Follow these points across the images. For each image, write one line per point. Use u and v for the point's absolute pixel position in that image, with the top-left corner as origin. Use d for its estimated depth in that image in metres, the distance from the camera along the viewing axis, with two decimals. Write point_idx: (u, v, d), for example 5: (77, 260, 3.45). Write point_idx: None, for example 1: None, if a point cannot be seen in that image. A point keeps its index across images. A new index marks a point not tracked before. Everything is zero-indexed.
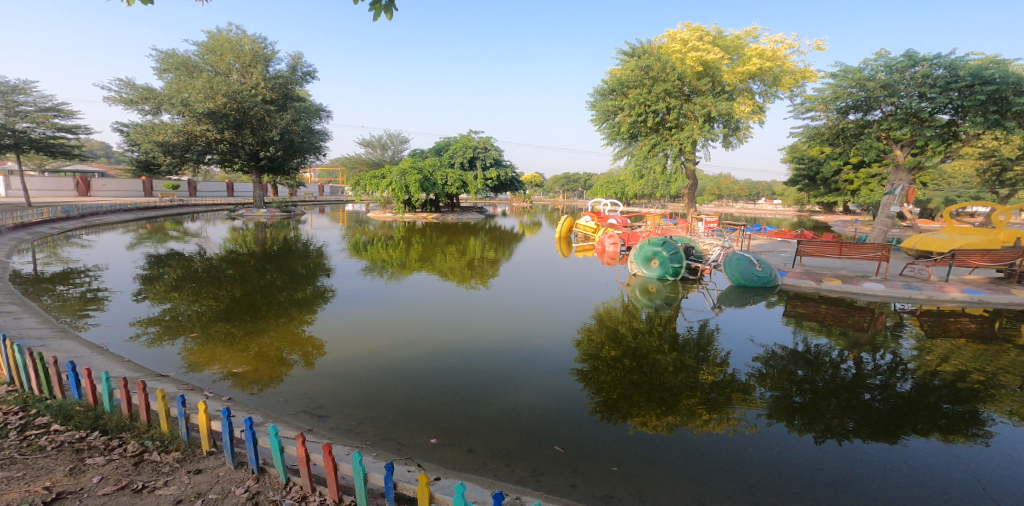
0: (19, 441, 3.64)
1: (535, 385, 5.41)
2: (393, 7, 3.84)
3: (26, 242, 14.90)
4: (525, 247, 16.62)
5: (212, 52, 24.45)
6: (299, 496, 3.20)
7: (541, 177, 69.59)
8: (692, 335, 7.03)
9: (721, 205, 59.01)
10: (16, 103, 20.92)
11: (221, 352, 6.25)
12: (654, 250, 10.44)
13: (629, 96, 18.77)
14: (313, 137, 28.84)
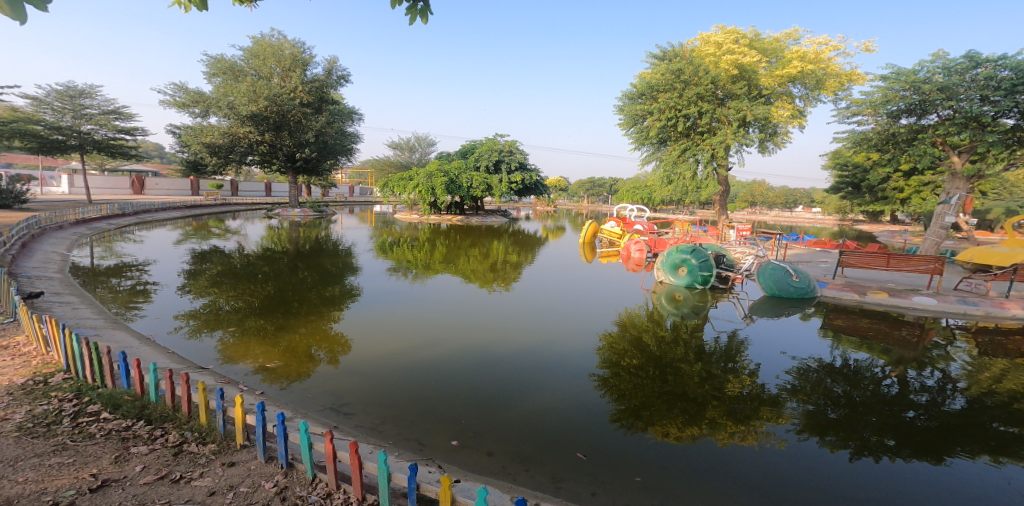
0: (70, 428, 3.78)
1: (556, 391, 5.36)
2: (428, 10, 3.50)
3: (81, 235, 15.61)
4: (550, 251, 16.55)
5: (255, 56, 25.26)
6: (325, 493, 3.25)
7: (567, 181, 69.26)
8: (721, 345, 6.85)
9: (754, 212, 57.41)
10: (82, 106, 21.97)
11: (254, 346, 6.41)
12: (682, 257, 10.26)
13: (659, 100, 18.55)
14: (346, 139, 29.42)
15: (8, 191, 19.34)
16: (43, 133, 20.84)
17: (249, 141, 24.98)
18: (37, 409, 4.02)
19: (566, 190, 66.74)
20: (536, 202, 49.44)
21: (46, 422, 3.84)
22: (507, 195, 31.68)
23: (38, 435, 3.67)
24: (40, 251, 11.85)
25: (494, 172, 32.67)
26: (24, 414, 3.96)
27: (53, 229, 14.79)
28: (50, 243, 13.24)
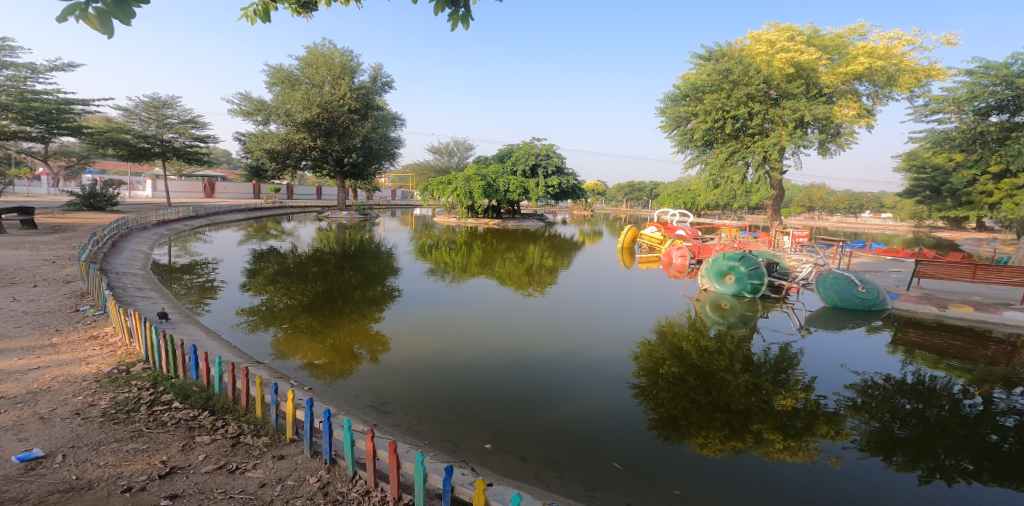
0: (145, 416, 4.01)
1: (591, 397, 5.28)
2: (469, 16, 3.50)
3: (160, 234, 16.64)
4: (587, 255, 16.44)
5: (308, 65, 26.16)
6: (363, 490, 3.30)
7: (605, 185, 68.39)
8: (771, 357, 6.60)
9: (812, 217, 54.65)
10: (165, 116, 23.77)
11: (303, 342, 6.63)
12: (729, 265, 9.92)
13: (705, 101, 18.08)
14: (388, 143, 30.10)
15: (102, 194, 20.89)
16: (132, 142, 22.16)
17: (300, 147, 25.95)
18: (119, 397, 4.29)
19: (604, 193, 65.91)
20: (573, 206, 48.92)
21: (124, 409, 4.09)
22: (543, 199, 31.60)
23: (119, 421, 3.90)
24: (127, 248, 12.72)
25: (530, 176, 32.66)
26: (106, 400, 4.22)
27: (137, 228, 15.86)
28: (136, 241, 14.20)
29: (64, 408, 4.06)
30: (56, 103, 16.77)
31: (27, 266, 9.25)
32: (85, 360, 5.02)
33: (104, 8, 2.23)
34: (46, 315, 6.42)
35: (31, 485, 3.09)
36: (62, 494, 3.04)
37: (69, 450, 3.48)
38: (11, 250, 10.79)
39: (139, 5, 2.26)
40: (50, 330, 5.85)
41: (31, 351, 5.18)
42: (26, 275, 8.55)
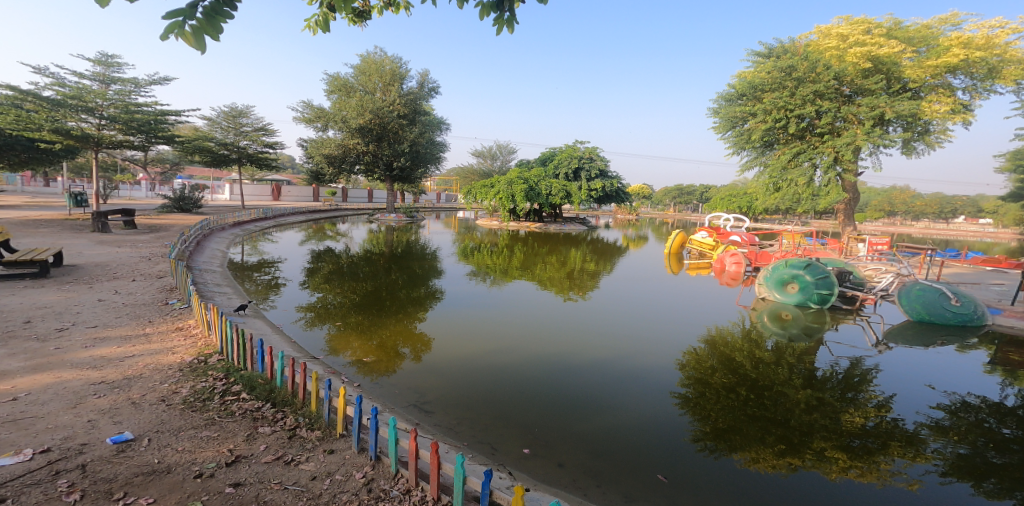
0: (218, 405, 4.23)
1: (633, 406, 5.16)
2: (513, 21, 3.51)
3: (236, 234, 17.69)
4: (632, 260, 16.13)
5: (361, 73, 27.03)
6: (404, 489, 3.34)
7: (652, 188, 66.96)
8: (839, 372, 6.22)
9: (891, 223, 50.63)
10: (241, 124, 25.82)
11: (353, 339, 6.85)
12: (793, 272, 9.42)
13: (765, 101, 17.29)
14: (435, 147, 30.63)
15: (190, 198, 22.35)
16: (215, 149, 23.52)
17: (354, 152, 26.85)
18: (197, 385, 4.54)
19: (651, 196, 64.55)
20: (617, 209, 48.16)
21: (200, 398, 4.32)
22: (585, 203, 31.26)
23: (196, 409, 4.14)
24: (208, 247, 13.60)
25: (573, 179, 32.46)
26: (186, 388, 4.48)
27: (216, 228, 16.94)
28: (216, 240, 15.17)
29: (151, 394, 4.34)
30: (154, 113, 17.30)
31: (127, 262, 10.04)
32: (171, 350, 5.35)
33: (196, 26, 2.51)
34: (141, 307, 6.91)
35: (119, 467, 3.31)
36: (145, 476, 3.25)
37: (153, 435, 3.71)
38: (114, 247, 11.76)
39: (225, 20, 2.59)
40: (143, 320, 6.29)
41: (128, 340, 5.59)
42: (126, 270, 9.27)
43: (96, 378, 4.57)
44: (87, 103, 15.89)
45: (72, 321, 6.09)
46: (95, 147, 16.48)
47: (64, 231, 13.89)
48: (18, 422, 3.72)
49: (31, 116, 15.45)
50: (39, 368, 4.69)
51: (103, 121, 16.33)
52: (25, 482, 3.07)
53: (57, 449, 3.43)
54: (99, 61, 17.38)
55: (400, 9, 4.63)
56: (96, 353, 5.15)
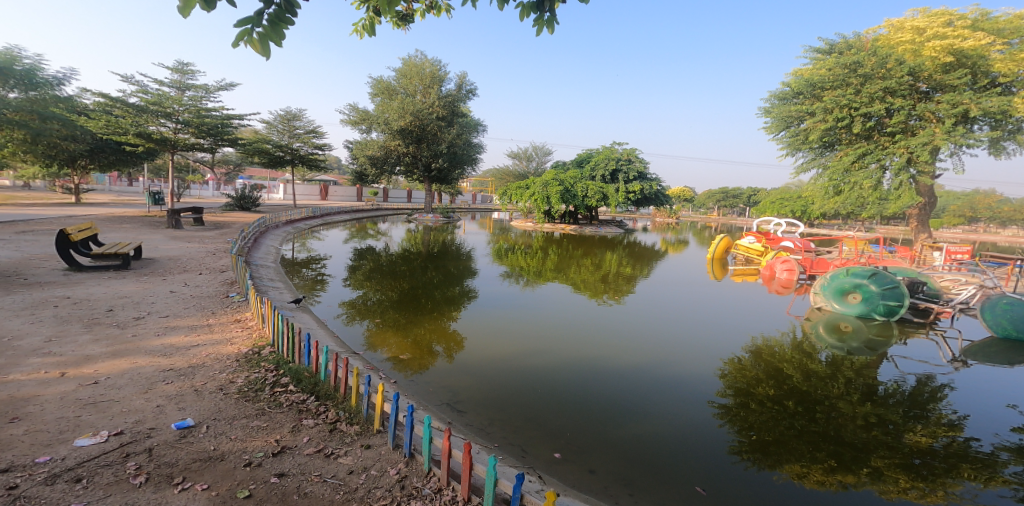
0: (268, 396, 4.39)
1: (668, 414, 5.03)
2: (555, 22, 3.50)
3: (288, 231, 18.42)
4: (671, 265, 15.80)
5: (403, 76, 27.63)
6: (436, 487, 3.37)
7: (693, 190, 65.25)
8: (904, 389, 5.86)
9: (969, 230, 46.72)
10: (295, 127, 26.97)
11: (390, 336, 6.98)
12: (855, 282, 8.91)
13: (825, 99, 16.52)
14: (472, 149, 30.81)
15: (249, 197, 23.47)
16: (271, 150, 24.47)
17: (395, 154, 27.48)
18: (251, 376, 4.73)
19: (692, 199, 62.93)
20: (656, 212, 47.17)
21: (253, 388, 4.50)
22: (623, 206, 30.72)
23: (249, 399, 4.31)
24: (264, 243, 14.23)
25: (609, 181, 32.01)
26: (241, 378, 4.68)
27: (271, 225, 17.72)
28: (271, 237, 15.85)
29: (211, 382, 4.56)
30: (221, 117, 18.06)
31: (195, 256, 10.63)
32: (229, 341, 5.60)
33: (264, 32, 2.69)
34: (206, 298, 7.27)
35: (180, 452, 3.49)
36: (201, 463, 3.40)
37: (211, 423, 3.89)
38: (185, 242, 12.50)
39: (288, 27, 2.71)
40: (207, 311, 6.62)
41: (194, 330, 5.90)
42: (195, 263, 9.81)
43: (166, 365, 4.84)
44: (166, 109, 16.95)
45: (146, 310, 6.49)
46: (172, 149, 17.58)
47: (143, 226, 14.91)
48: (97, 404, 3.99)
49: (119, 121, 16.71)
50: (118, 354, 5.01)
51: (180, 126, 17.37)
52: (99, 462, 3.27)
53: (128, 432, 3.64)
54: (176, 68, 18.42)
55: (441, 11, 4.69)
56: (167, 341, 5.46)
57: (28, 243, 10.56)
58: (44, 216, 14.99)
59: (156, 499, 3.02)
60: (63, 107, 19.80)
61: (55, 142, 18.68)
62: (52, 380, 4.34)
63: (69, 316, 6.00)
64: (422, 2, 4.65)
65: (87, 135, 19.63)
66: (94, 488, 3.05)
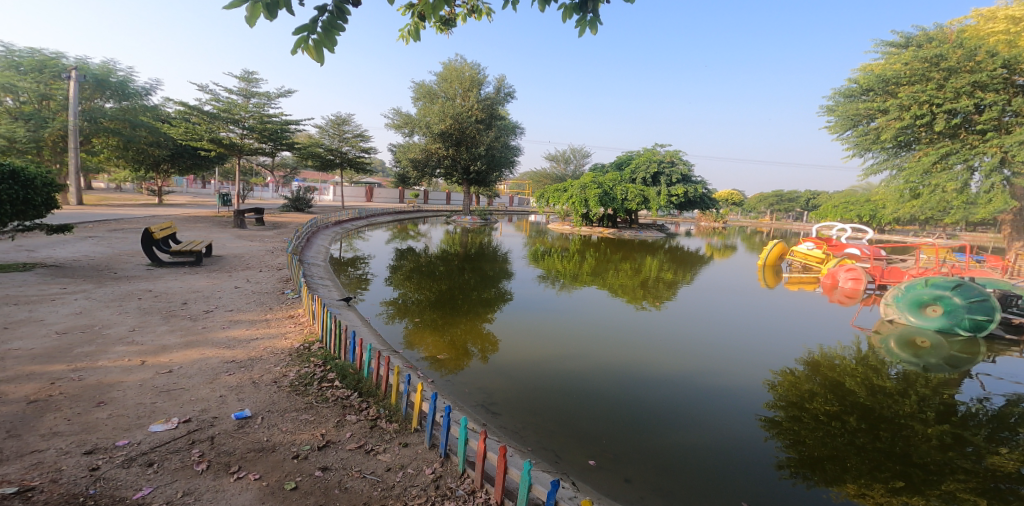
0: (316, 390, 4.54)
1: (710, 425, 4.88)
2: (597, 21, 3.47)
3: (336, 231, 19.07)
4: (717, 271, 15.30)
5: (443, 80, 28.09)
6: (470, 489, 3.39)
7: (743, 194, 62.89)
8: (987, 411, 5.43)
9: None
10: (343, 132, 28.05)
11: (428, 335, 7.10)
12: (936, 293, 8.31)
13: (900, 96, 15.76)
14: (509, 151, 31.01)
15: (304, 199, 24.50)
16: (323, 154, 25.41)
17: (436, 157, 27.92)
18: (301, 371, 4.91)
19: (742, 203, 60.66)
20: (701, 216, 45.78)
21: (303, 382, 4.67)
22: (665, 209, 29.92)
23: (299, 393, 4.48)
24: (316, 242, 14.80)
25: (650, 184, 31.33)
26: (293, 372, 4.87)
27: (322, 226, 18.41)
28: (323, 237, 16.48)
29: (267, 375, 4.76)
30: (281, 123, 18.85)
31: (256, 254, 11.16)
32: (284, 336, 5.85)
33: (318, 39, 2.80)
34: (265, 294, 7.62)
35: (236, 441, 3.65)
36: (255, 453, 3.56)
37: (265, 414, 4.06)
38: (248, 241, 13.19)
39: (340, 33, 2.81)
40: (266, 307, 6.93)
41: (253, 324, 6.18)
42: (256, 261, 10.30)
43: (230, 357, 5.10)
44: (234, 116, 17.99)
45: (214, 304, 6.86)
46: (238, 154, 18.61)
47: (212, 225, 15.87)
48: (170, 392, 4.24)
49: (195, 127, 17.92)
50: (189, 344, 5.32)
51: (245, 132, 18.34)
52: (168, 448, 3.47)
53: (195, 420, 3.86)
54: (243, 77, 19.46)
55: (482, 15, 4.76)
56: (231, 334, 5.76)
57: (114, 239, 11.47)
58: (129, 215, 16.27)
59: (214, 486, 3.18)
60: (148, 116, 21.48)
61: (141, 148, 20.29)
62: (133, 367, 4.65)
63: (148, 307, 6.43)
64: (464, 7, 4.73)
65: (169, 141, 21.21)
66: (163, 472, 3.24)
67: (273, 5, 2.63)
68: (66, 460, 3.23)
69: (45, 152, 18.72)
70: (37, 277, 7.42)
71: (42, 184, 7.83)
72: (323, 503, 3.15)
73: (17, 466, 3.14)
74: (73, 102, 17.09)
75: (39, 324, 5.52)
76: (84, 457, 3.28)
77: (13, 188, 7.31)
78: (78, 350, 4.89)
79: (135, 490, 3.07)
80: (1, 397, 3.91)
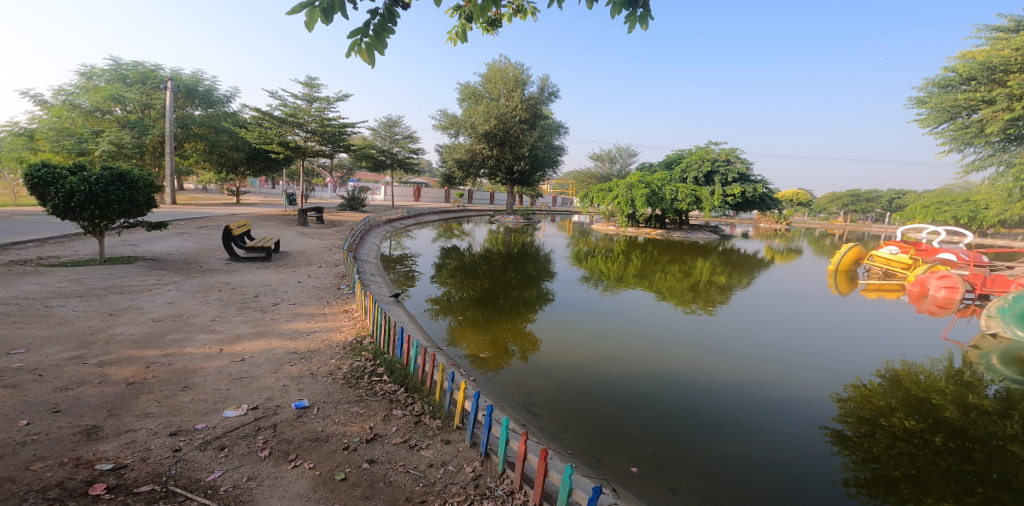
0: (366, 384, 4.68)
1: (766, 437, 4.63)
2: (647, 16, 3.37)
3: (387, 230, 19.63)
4: (776, 275, 14.50)
5: (488, 80, 28.27)
6: (509, 490, 3.39)
7: (809, 194, 59.38)
8: None
9: None
10: (394, 134, 29.02)
11: (470, 333, 7.17)
12: None
13: (1010, 84, 14.43)
14: (554, 151, 30.83)
15: (358, 199, 25.42)
16: (375, 155, 26.26)
17: (480, 157, 28.07)
18: (353, 364, 5.08)
19: (809, 203, 57.21)
20: (760, 216, 43.61)
21: (355, 375, 4.82)
22: (718, 210, 28.71)
23: (351, 385, 4.63)
24: (368, 240, 15.32)
25: (703, 183, 30.21)
26: (346, 365, 5.04)
27: (373, 224, 19.02)
28: (375, 235, 17.04)
29: (324, 367, 4.96)
30: (340, 126, 19.63)
31: (317, 251, 11.68)
32: (338, 329, 6.08)
33: (370, 42, 2.88)
34: (323, 289, 7.95)
35: (293, 431, 3.81)
36: (311, 443, 3.70)
37: (321, 405, 4.22)
38: (310, 238, 13.83)
39: (391, 35, 2.87)
40: (325, 301, 7.23)
41: (313, 317, 6.46)
42: (317, 258, 10.78)
43: (293, 348, 5.36)
44: (299, 120, 18.85)
45: (280, 297, 7.23)
46: (302, 156, 19.55)
47: (279, 223, 16.76)
48: (242, 379, 4.51)
49: (267, 131, 19.02)
50: (260, 334, 5.64)
51: (309, 135, 19.25)
52: (237, 434, 3.68)
53: (262, 407, 4.07)
54: (306, 83, 20.41)
55: (527, 14, 4.73)
56: (294, 326, 6.06)
57: (195, 235, 12.36)
58: (209, 213, 17.50)
59: (274, 472, 3.33)
60: (229, 122, 23.05)
61: (222, 151, 21.80)
62: (213, 354, 4.98)
63: (227, 299, 6.87)
64: (509, 7, 4.71)
65: (245, 144, 22.66)
66: (231, 457, 3.44)
67: (329, 10, 2.73)
68: (153, 440, 3.50)
69: (145, 156, 20.51)
70: (136, 269, 8.12)
71: (144, 185, 8.46)
72: (370, 495, 3.23)
73: (114, 443, 3.43)
74: (169, 110, 18.62)
75: (137, 312, 6.02)
76: (169, 439, 3.53)
77: (118, 189, 7.96)
78: (168, 337, 5.30)
79: (208, 472, 3.26)
80: (106, 377, 4.29)
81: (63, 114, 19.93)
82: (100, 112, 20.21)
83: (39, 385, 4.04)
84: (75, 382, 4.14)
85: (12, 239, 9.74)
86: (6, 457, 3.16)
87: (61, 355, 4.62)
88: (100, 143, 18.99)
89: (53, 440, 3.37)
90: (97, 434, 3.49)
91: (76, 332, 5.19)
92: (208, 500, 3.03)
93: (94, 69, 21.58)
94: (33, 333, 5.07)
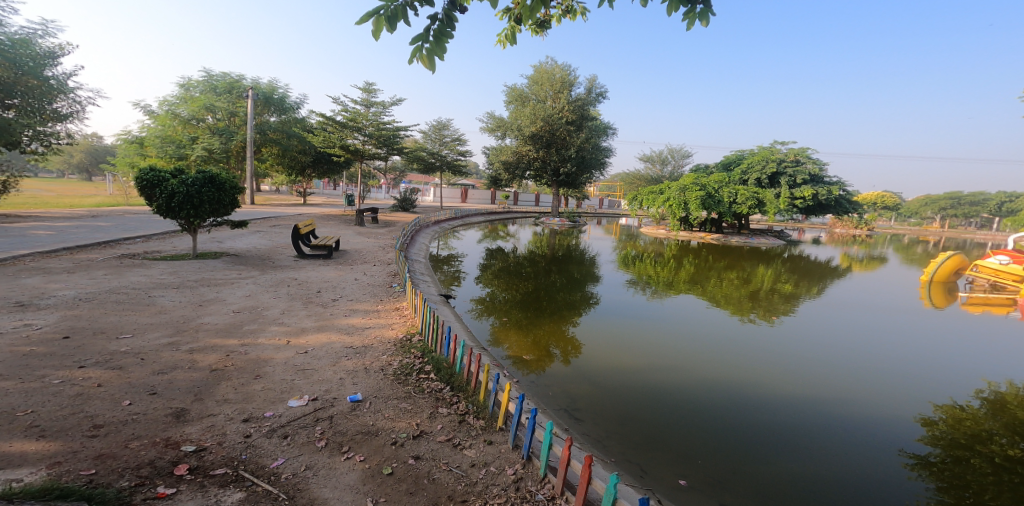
0: (414, 381, 4.77)
1: (836, 456, 4.30)
2: (708, 12, 3.23)
3: (435, 231, 20.02)
4: (847, 285, 13.43)
5: (534, 83, 28.32)
6: (550, 495, 3.33)
7: (896, 197, 54.39)
8: None
9: None
10: (444, 137, 29.65)
11: (512, 334, 7.17)
12: None
13: None
14: (603, 152, 30.35)
15: (410, 200, 26.17)
16: (426, 158, 26.91)
17: (526, 159, 28.04)
18: (403, 361, 5.20)
19: (896, 207, 52.42)
20: (834, 222, 40.55)
21: (404, 372, 4.93)
22: (784, 213, 27.06)
23: (400, 382, 4.73)
24: (418, 240, 15.70)
25: (767, 185, 28.59)
26: (396, 362, 5.17)
27: (422, 224, 19.49)
28: (423, 236, 17.44)
29: (376, 363, 5.11)
30: (394, 129, 20.33)
31: (372, 250, 12.10)
32: (390, 326, 6.25)
33: (431, 47, 2.93)
34: (377, 287, 8.22)
35: (346, 423, 3.94)
36: (362, 436, 3.81)
37: (372, 399, 4.35)
38: (366, 238, 14.37)
39: (450, 40, 2.91)
40: (379, 299, 7.47)
41: (368, 314, 6.69)
42: (371, 256, 11.18)
43: (350, 343, 5.57)
44: (358, 124, 19.68)
45: (340, 293, 7.55)
46: (360, 159, 20.33)
47: (339, 223, 17.53)
48: (305, 371, 4.73)
49: (329, 135, 20.00)
50: (321, 328, 5.91)
51: (366, 138, 20.03)
52: (298, 424, 3.86)
53: (321, 399, 4.25)
54: (364, 89, 21.26)
55: (577, 15, 4.67)
56: (352, 322, 6.29)
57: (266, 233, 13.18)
58: (280, 214, 18.60)
59: (329, 463, 3.46)
60: (299, 127, 24.46)
61: (292, 155, 23.14)
62: (281, 346, 5.26)
63: (293, 294, 7.25)
64: (558, 8, 4.67)
65: (313, 148, 23.92)
66: (292, 445, 3.60)
67: (394, 17, 2.80)
68: (228, 425, 3.73)
69: (229, 160, 22.19)
70: (220, 264, 8.76)
71: (230, 187, 9.09)
72: (415, 491, 3.28)
73: (197, 426, 3.69)
74: (249, 116, 20.00)
75: (221, 303, 6.48)
76: (241, 425, 3.76)
77: (209, 190, 8.61)
78: (245, 327, 5.66)
79: (272, 459, 3.43)
80: (194, 363, 4.64)
81: (165, 123, 21.96)
82: (195, 120, 22.08)
83: (140, 368, 4.43)
84: (168, 366, 4.51)
85: (120, 234, 10.82)
86: (110, 434, 3.47)
87: (159, 340, 5.06)
88: (195, 150, 20.80)
89: (148, 421, 3.68)
90: (184, 417, 3.77)
91: (170, 321, 5.64)
92: (271, 486, 3.18)
93: (190, 81, 23.64)
94: (137, 319, 5.58)
